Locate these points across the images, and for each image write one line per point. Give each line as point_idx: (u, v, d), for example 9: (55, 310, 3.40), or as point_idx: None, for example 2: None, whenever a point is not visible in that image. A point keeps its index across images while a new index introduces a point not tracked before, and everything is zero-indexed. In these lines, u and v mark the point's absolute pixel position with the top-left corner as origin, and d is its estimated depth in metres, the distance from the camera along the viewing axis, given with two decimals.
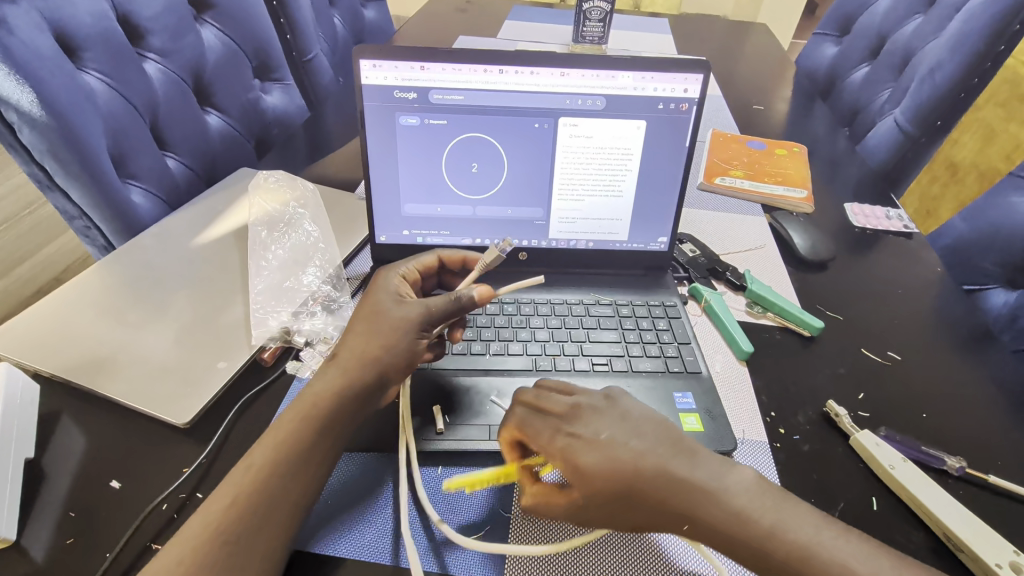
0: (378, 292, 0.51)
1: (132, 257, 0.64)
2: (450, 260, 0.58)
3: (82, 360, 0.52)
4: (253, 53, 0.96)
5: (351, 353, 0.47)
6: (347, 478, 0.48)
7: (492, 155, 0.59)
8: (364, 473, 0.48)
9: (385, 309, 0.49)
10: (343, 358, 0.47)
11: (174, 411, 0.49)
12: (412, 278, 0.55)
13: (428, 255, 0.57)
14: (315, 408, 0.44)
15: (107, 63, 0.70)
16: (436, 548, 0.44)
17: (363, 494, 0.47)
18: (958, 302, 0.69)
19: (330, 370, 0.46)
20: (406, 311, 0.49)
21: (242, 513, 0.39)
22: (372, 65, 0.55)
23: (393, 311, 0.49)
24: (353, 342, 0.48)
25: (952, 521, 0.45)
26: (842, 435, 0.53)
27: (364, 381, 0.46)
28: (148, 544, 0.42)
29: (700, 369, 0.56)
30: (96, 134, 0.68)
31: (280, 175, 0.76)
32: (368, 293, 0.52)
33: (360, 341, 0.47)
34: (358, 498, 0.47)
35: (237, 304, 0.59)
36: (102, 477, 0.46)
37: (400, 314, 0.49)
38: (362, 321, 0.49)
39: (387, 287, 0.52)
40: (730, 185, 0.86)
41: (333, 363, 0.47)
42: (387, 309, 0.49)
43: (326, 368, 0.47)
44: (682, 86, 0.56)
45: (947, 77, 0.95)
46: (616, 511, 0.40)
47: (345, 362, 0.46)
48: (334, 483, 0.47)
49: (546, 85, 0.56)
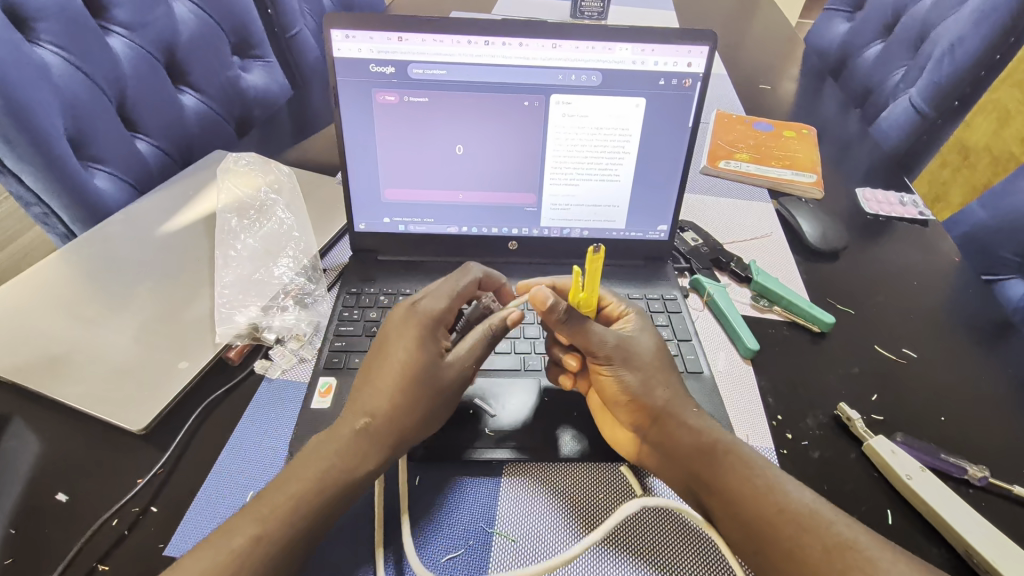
0: (416, 344, 0.43)
1: (93, 248, 0.59)
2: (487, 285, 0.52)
3: (29, 360, 0.48)
4: (231, 29, 0.90)
5: (389, 427, 0.41)
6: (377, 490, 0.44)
7: (479, 136, 0.54)
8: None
9: (432, 371, 0.43)
10: (379, 430, 0.41)
11: (127, 416, 0.45)
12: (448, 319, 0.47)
13: (469, 282, 0.49)
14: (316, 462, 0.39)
15: (64, 35, 0.65)
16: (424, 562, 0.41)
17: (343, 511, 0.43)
18: (979, 294, 0.64)
19: (364, 447, 0.40)
20: (454, 370, 0.44)
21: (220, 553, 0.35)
22: (344, 35, 0.50)
23: (442, 373, 0.43)
24: (392, 411, 0.41)
25: (975, 538, 0.41)
26: (854, 440, 0.49)
27: (398, 453, 0.42)
28: (95, 565, 0.39)
29: (702, 368, 0.52)
30: (51, 114, 0.63)
31: (253, 158, 0.71)
32: (399, 342, 0.43)
33: (402, 411, 0.42)
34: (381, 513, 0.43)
35: (204, 299, 0.55)
36: (48, 488, 0.43)
37: (449, 375, 0.44)
38: (403, 385, 0.42)
39: (424, 337, 0.44)
40: (736, 168, 0.81)
41: (366, 439, 0.40)
42: (435, 369, 0.43)
43: (355, 441, 0.40)
44: (685, 60, 0.51)
45: (968, 53, 0.90)
46: (664, 446, 0.43)
47: (376, 433, 0.41)
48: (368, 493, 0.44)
49: (536, 59, 0.51)
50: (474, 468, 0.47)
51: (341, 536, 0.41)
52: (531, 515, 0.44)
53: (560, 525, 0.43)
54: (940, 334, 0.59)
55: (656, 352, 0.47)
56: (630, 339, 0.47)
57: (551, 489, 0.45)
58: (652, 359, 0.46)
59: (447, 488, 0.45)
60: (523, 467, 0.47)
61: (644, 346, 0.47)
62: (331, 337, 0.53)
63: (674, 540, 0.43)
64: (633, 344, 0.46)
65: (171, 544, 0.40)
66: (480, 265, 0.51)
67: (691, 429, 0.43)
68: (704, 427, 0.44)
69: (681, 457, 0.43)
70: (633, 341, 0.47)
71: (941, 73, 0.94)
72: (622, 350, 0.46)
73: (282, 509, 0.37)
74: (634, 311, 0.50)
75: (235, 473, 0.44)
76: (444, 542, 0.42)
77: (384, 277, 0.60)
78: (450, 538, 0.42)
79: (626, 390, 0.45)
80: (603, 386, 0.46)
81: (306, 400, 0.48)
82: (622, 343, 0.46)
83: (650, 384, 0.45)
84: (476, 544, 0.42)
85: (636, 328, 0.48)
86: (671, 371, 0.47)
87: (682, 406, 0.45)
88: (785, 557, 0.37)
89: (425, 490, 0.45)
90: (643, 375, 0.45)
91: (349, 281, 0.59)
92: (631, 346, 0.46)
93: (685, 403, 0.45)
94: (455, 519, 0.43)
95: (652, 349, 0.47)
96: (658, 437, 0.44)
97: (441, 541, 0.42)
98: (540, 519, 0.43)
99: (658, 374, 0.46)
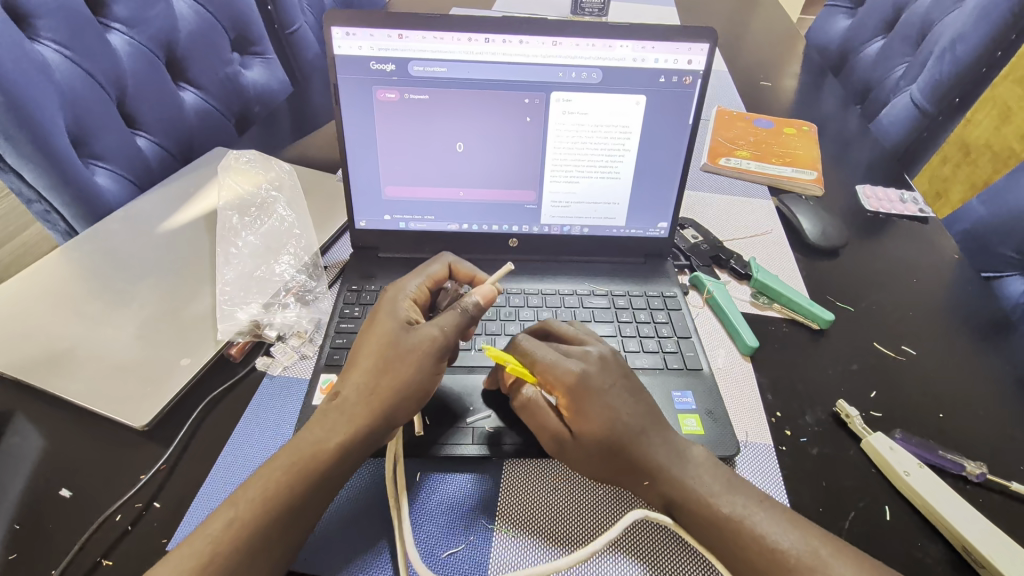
0: (385, 317, 0.45)
1: (95, 245, 0.59)
2: (459, 274, 0.52)
3: (35, 356, 0.48)
4: (231, 25, 0.90)
5: (358, 396, 0.41)
6: (370, 486, 0.45)
7: (480, 132, 0.54)
8: (361, 480, 0.45)
9: (396, 338, 0.43)
10: (347, 397, 0.42)
11: (131, 412, 0.46)
12: (421, 299, 0.49)
13: (437, 266, 0.51)
14: (311, 462, 0.39)
15: (65, 32, 0.65)
16: (427, 552, 0.41)
17: (350, 501, 0.44)
18: (977, 291, 0.64)
19: (333, 416, 0.41)
20: (420, 336, 0.43)
21: (224, 552, 0.35)
22: (344, 32, 0.50)
23: (407, 339, 0.43)
24: (360, 380, 0.42)
25: (972, 533, 0.41)
26: (853, 437, 0.50)
27: (370, 424, 0.41)
28: (99, 561, 0.39)
29: (701, 365, 0.53)
30: (52, 111, 0.63)
31: (254, 154, 0.71)
32: (372, 319, 0.46)
33: (370, 380, 0.42)
34: (372, 508, 0.43)
35: (205, 296, 0.55)
36: (51, 485, 0.43)
37: (414, 342, 0.43)
38: (370, 355, 0.43)
39: (392, 312, 0.46)
40: (736, 166, 0.81)
41: (336, 408, 0.41)
42: (398, 338, 0.43)
43: (327, 414, 0.41)
44: (685, 57, 0.51)
45: (970, 50, 0.89)
46: (634, 481, 0.42)
47: (348, 406, 0.41)
48: (359, 487, 0.45)
49: (537, 56, 0.51)
50: (472, 463, 0.47)
51: (341, 533, 0.42)
52: (532, 513, 0.44)
53: (562, 521, 0.43)
54: (937, 331, 0.60)
55: (597, 436, 0.41)
56: (578, 387, 0.42)
57: (556, 486, 0.46)
58: (593, 446, 0.41)
59: (451, 483, 0.46)
60: (529, 463, 0.47)
61: (582, 436, 0.42)
62: (333, 334, 0.53)
63: (672, 539, 0.43)
64: (572, 439, 0.42)
65: (173, 538, 0.40)
66: (454, 255, 0.53)
67: (661, 474, 0.41)
68: (672, 474, 0.41)
69: (650, 492, 0.41)
70: (581, 388, 0.41)
71: (943, 69, 0.94)
72: (564, 451, 0.43)
73: (283, 507, 0.37)
74: (564, 389, 0.42)
75: (237, 469, 0.45)
76: (442, 534, 0.43)
77: (385, 274, 0.60)
78: (454, 530, 0.43)
79: (584, 443, 0.42)
80: (567, 444, 0.42)
81: (308, 396, 0.48)
82: (564, 447, 0.43)
83: (605, 472, 0.42)
84: (478, 540, 0.42)
85: (574, 415, 0.42)
86: (626, 441, 0.41)
87: (639, 472, 0.41)
88: (766, 557, 0.37)
89: (429, 484, 0.46)
90: (588, 467, 0.42)
91: (350, 278, 0.59)
92: (572, 446, 0.42)
93: (649, 463, 0.41)
94: (456, 513, 0.44)
95: (596, 392, 0.42)
96: (622, 474, 0.42)
97: (444, 534, 0.43)
98: (542, 516, 0.44)
99: (607, 420, 0.41)
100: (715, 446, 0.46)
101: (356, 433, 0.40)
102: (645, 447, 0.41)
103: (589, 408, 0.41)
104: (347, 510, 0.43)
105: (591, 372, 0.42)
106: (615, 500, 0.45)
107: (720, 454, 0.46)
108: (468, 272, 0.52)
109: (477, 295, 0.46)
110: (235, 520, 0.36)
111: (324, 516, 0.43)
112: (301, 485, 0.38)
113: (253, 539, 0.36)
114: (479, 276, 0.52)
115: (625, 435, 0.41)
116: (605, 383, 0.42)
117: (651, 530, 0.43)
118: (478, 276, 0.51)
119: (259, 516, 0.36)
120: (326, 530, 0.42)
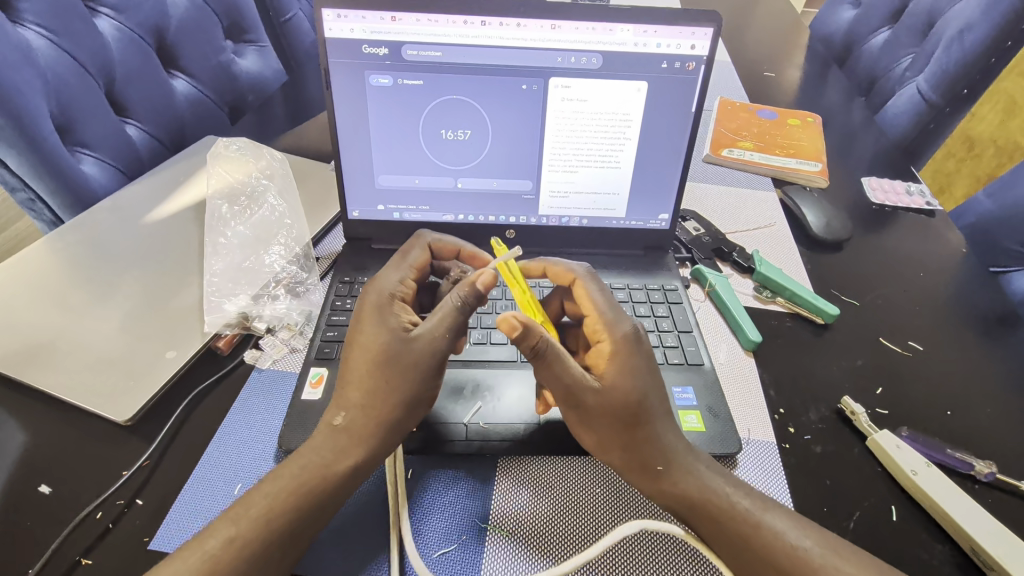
0: (373, 327, 0.42)
1: (81, 234, 0.58)
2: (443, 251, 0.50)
3: (16, 349, 0.47)
4: (223, 11, 0.88)
5: (362, 418, 0.40)
6: (374, 488, 0.43)
7: (475, 119, 0.53)
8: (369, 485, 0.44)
9: (390, 350, 0.41)
10: (352, 418, 0.40)
11: (113, 407, 0.44)
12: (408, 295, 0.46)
13: (419, 252, 0.49)
14: (312, 475, 0.38)
15: (48, 15, 0.63)
16: (429, 551, 0.40)
17: (354, 505, 0.42)
18: (984, 286, 0.63)
19: (341, 439, 0.39)
20: (417, 347, 0.41)
21: (214, 557, 0.34)
22: (336, 15, 0.48)
23: (403, 351, 0.41)
24: (361, 400, 0.40)
25: (980, 534, 0.40)
26: (858, 435, 0.48)
27: (383, 442, 0.40)
28: (78, 559, 0.38)
29: (703, 360, 0.51)
30: (36, 97, 0.61)
31: (244, 143, 0.70)
32: (358, 328, 0.42)
33: (372, 400, 0.40)
34: (375, 512, 0.42)
35: (192, 287, 0.54)
36: (30, 483, 0.41)
37: (411, 354, 0.41)
38: (366, 372, 0.41)
39: (381, 321, 0.42)
40: (739, 157, 0.80)
41: (342, 430, 0.40)
42: (392, 349, 0.41)
43: (328, 435, 0.40)
44: (688, 42, 0.50)
45: (977, 40, 0.88)
46: (643, 458, 0.40)
47: (353, 428, 0.40)
48: (364, 490, 0.43)
49: (535, 40, 0.49)
50: (470, 461, 0.46)
51: (335, 537, 0.40)
52: (535, 513, 0.43)
53: (570, 521, 0.42)
54: (945, 326, 0.58)
55: (633, 388, 0.41)
56: (627, 341, 0.42)
57: (562, 486, 0.44)
58: (620, 402, 0.40)
59: (454, 480, 0.45)
60: (535, 463, 0.46)
61: (611, 390, 0.41)
62: (324, 326, 0.52)
63: (675, 548, 0.41)
64: (598, 392, 0.41)
65: (156, 538, 0.39)
66: (431, 233, 0.51)
67: (669, 484, 0.40)
68: (678, 486, 0.40)
69: (668, 501, 0.40)
70: (631, 346, 0.42)
71: (950, 60, 0.92)
72: (581, 403, 0.41)
73: (273, 512, 0.36)
74: (613, 341, 0.42)
75: (223, 466, 0.43)
76: (445, 531, 0.42)
77: (378, 266, 0.58)
78: (457, 531, 0.42)
79: (612, 400, 0.40)
80: (591, 395, 0.40)
81: (297, 390, 0.47)
82: (585, 398, 0.41)
83: (621, 442, 0.41)
84: (479, 541, 0.41)
85: (608, 367, 0.41)
86: (650, 409, 0.41)
87: (656, 454, 0.40)
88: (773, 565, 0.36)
89: (433, 483, 0.44)
90: (605, 424, 0.41)
91: (342, 270, 0.57)
92: (595, 400, 0.40)
93: (662, 444, 0.41)
94: (459, 513, 0.43)
95: (642, 356, 0.42)
96: (636, 449, 0.41)
97: (445, 534, 0.41)
98: (547, 516, 0.43)
99: (648, 380, 0.42)
100: (716, 444, 0.45)
101: (362, 451, 0.39)
102: (662, 434, 0.41)
103: (631, 365, 0.41)
104: (351, 515, 0.42)
105: (644, 337, 0.43)
106: (620, 505, 0.43)
107: (720, 453, 0.45)
108: (451, 248, 0.50)
109: (507, 256, 0.43)
110: (230, 531, 0.35)
111: (330, 523, 0.41)
112: (291, 490, 0.37)
113: (239, 550, 0.34)
114: (463, 249, 0.50)
115: (653, 404, 0.41)
116: (649, 351, 0.43)
117: (659, 535, 0.42)
118: (463, 250, 0.50)
119: (251, 518, 0.35)
120: (325, 531, 0.41)
